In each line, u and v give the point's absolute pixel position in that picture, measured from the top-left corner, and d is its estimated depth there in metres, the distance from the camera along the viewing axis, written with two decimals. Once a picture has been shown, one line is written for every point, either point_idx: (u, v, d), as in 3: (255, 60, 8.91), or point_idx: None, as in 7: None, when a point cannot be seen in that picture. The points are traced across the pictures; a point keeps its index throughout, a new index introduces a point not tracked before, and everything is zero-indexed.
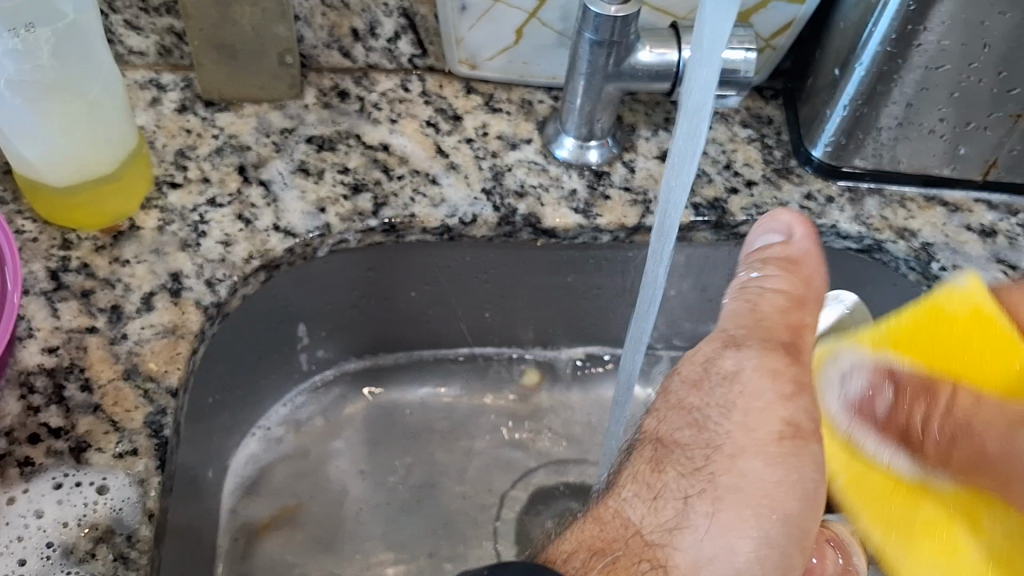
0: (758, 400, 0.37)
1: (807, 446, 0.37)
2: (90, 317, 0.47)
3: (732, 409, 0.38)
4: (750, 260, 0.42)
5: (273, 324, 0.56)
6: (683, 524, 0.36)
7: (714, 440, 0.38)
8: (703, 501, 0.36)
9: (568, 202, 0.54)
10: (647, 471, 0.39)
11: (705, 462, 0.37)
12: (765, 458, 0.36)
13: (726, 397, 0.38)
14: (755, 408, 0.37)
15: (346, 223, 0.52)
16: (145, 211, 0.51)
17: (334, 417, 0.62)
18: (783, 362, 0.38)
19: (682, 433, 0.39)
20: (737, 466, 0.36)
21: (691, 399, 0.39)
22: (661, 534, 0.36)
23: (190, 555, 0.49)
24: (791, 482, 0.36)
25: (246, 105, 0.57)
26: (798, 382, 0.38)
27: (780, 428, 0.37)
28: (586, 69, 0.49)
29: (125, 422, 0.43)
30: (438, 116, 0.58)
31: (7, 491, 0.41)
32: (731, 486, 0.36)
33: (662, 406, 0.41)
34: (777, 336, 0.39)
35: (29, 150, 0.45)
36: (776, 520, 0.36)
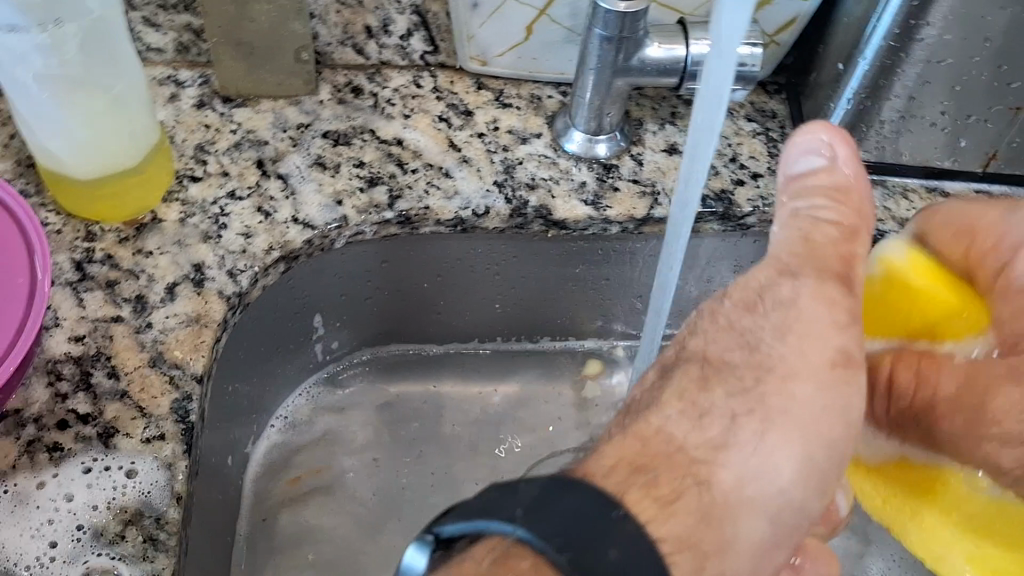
0: (815, 326, 0.36)
1: (858, 376, 0.36)
2: (115, 308, 0.48)
3: (788, 333, 0.36)
4: (793, 187, 0.39)
5: (289, 315, 0.57)
6: (730, 443, 0.34)
7: (766, 360, 0.36)
8: (751, 421, 0.35)
9: (578, 194, 0.55)
10: (690, 391, 0.36)
11: (755, 383, 0.35)
12: (818, 386, 0.36)
13: (783, 320, 0.36)
14: (812, 333, 0.36)
15: (363, 215, 0.54)
16: (167, 204, 0.52)
17: (348, 407, 0.64)
18: (841, 292, 0.37)
19: (732, 353, 0.36)
20: (788, 389, 0.35)
21: (742, 322, 0.37)
22: (705, 450, 0.34)
23: (212, 539, 0.50)
24: (838, 408, 0.36)
25: (262, 101, 0.58)
26: (853, 314, 0.37)
27: (834, 355, 0.36)
28: (596, 65, 0.51)
29: (152, 408, 0.45)
30: (450, 112, 0.59)
31: (37, 476, 0.42)
32: (781, 408, 0.35)
33: (708, 326, 0.38)
34: (832, 267, 0.37)
35: (54, 142, 0.46)
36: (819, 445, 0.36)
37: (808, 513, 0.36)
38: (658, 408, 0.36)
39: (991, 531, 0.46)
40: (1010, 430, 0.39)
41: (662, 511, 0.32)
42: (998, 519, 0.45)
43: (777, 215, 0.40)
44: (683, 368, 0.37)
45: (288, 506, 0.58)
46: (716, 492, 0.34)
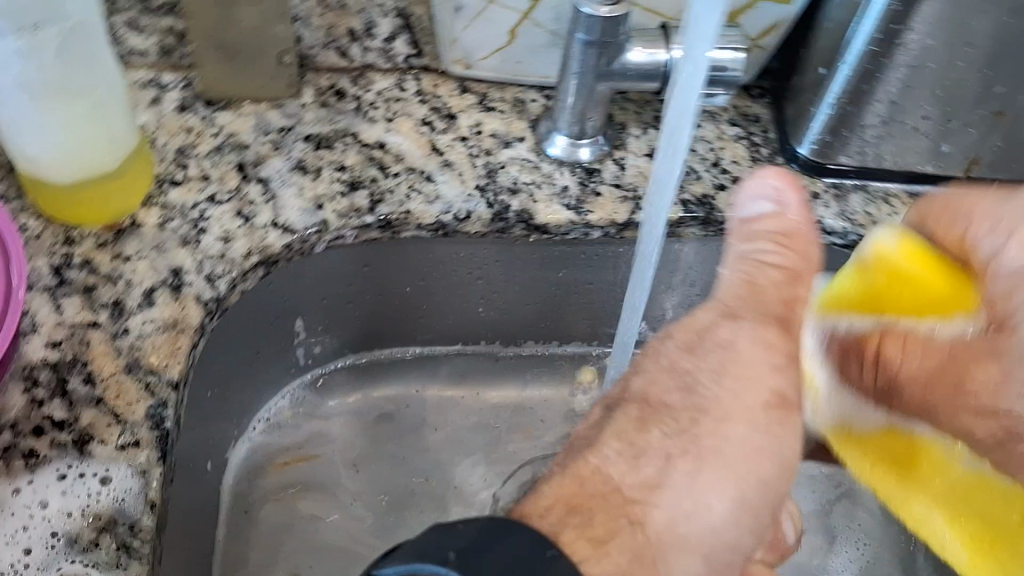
0: (751, 368, 0.37)
1: (790, 416, 0.37)
2: (92, 313, 0.48)
3: (724, 374, 0.37)
4: (740, 230, 0.39)
5: (271, 320, 0.57)
6: (664, 483, 0.36)
7: (704, 404, 0.37)
8: (684, 461, 0.36)
9: (560, 198, 0.54)
10: (630, 433, 0.37)
11: (691, 425, 0.37)
12: (752, 427, 0.37)
13: (719, 361, 0.37)
14: (747, 375, 0.37)
15: (343, 219, 0.53)
16: (146, 208, 0.52)
17: (330, 412, 0.64)
18: (777, 334, 0.38)
19: (670, 395, 0.37)
20: (723, 431, 0.36)
21: (682, 362, 0.38)
22: (639, 490, 0.35)
23: (190, 544, 0.50)
24: (770, 449, 0.37)
25: (245, 105, 0.58)
26: (791, 356, 0.37)
27: (767, 398, 0.37)
28: (578, 69, 0.51)
29: (128, 414, 0.44)
30: (433, 115, 0.59)
31: (12, 483, 0.42)
32: (713, 450, 0.36)
33: (649, 365, 0.39)
34: (773, 310, 0.38)
35: (34, 148, 0.46)
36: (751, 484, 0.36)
37: (742, 551, 0.37)
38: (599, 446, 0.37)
39: (971, 506, 0.45)
40: (992, 412, 0.38)
41: (595, 552, 0.33)
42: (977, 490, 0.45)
43: (725, 258, 0.40)
44: (625, 408, 0.38)
45: (270, 510, 0.58)
46: (650, 532, 0.35)
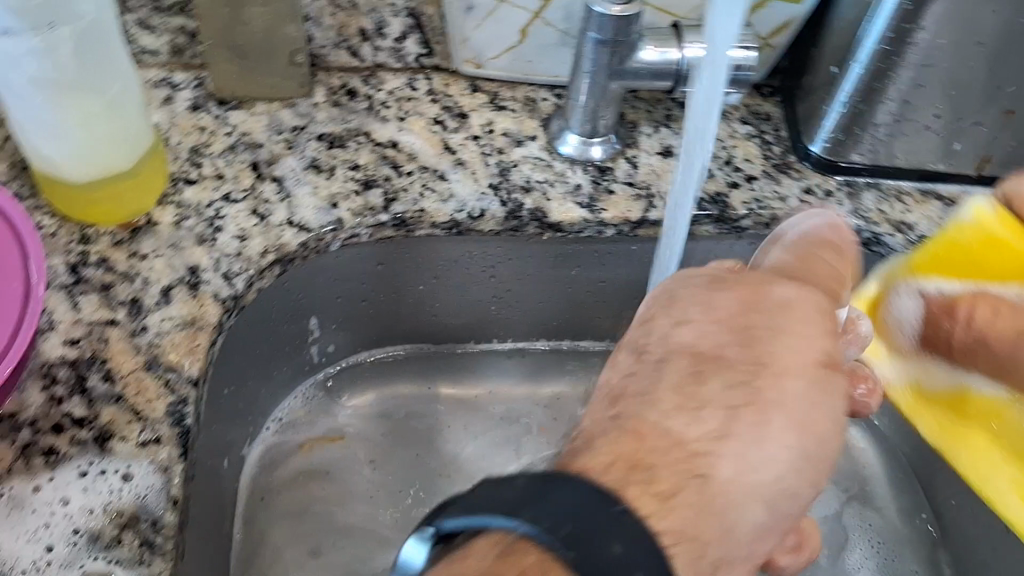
0: (806, 327, 0.38)
1: (839, 376, 0.38)
2: (110, 310, 0.48)
3: (782, 331, 0.38)
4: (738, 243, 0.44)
5: (286, 318, 0.57)
6: (729, 433, 0.36)
7: (763, 357, 0.37)
8: (750, 413, 0.36)
9: (573, 197, 0.55)
10: (686, 384, 0.37)
11: (751, 377, 0.37)
12: (809, 382, 0.37)
13: (776, 320, 0.38)
14: (804, 334, 0.38)
15: (358, 218, 0.53)
16: (162, 207, 0.52)
17: (342, 411, 0.64)
18: (823, 300, 0.39)
19: (727, 347, 0.38)
20: (783, 385, 0.37)
21: (721, 318, 0.39)
22: (705, 443, 0.36)
23: (208, 541, 0.50)
24: (824, 405, 0.38)
25: (258, 104, 0.58)
26: (832, 318, 0.39)
27: (820, 357, 0.38)
28: (590, 68, 0.51)
29: (148, 412, 0.44)
30: (445, 114, 0.59)
31: (33, 480, 0.42)
32: (777, 402, 0.37)
33: (699, 316, 0.39)
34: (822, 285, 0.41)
35: (49, 146, 0.46)
36: (811, 435, 0.37)
37: (799, 503, 0.38)
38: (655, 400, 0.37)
39: None
40: None
41: (663, 506, 0.34)
42: None
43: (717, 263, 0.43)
44: (677, 361, 0.38)
45: (284, 508, 0.58)
46: (715, 486, 0.35)
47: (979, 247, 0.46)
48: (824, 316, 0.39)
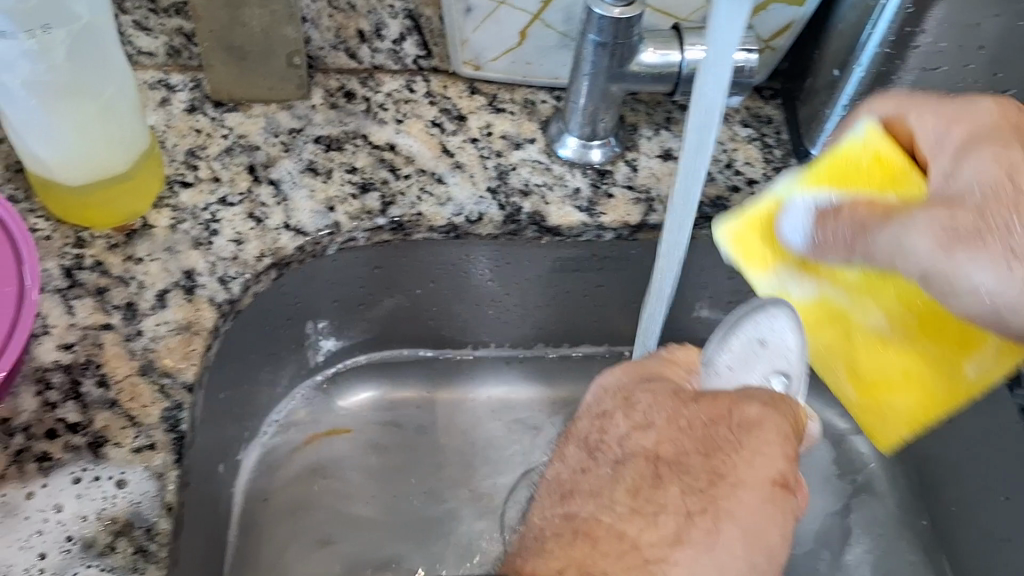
0: (769, 445, 0.41)
1: (792, 497, 0.40)
2: (105, 314, 0.47)
3: (742, 447, 0.41)
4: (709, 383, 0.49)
5: (282, 321, 0.57)
6: (682, 540, 0.38)
7: (719, 468, 0.40)
8: (702, 519, 0.38)
9: (572, 200, 0.54)
10: (641, 487, 0.40)
11: (708, 484, 0.40)
12: (763, 495, 0.39)
13: (733, 437, 0.41)
14: (759, 450, 0.41)
15: (355, 222, 0.53)
16: (157, 210, 0.52)
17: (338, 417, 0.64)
18: (780, 419, 0.42)
19: (684, 453, 0.41)
20: (737, 495, 0.39)
21: (670, 427, 0.43)
22: (660, 547, 0.38)
23: (204, 547, 0.50)
24: (777, 522, 0.39)
25: (256, 105, 0.58)
26: (790, 437, 0.41)
27: (777, 474, 0.40)
28: (589, 71, 0.50)
29: (142, 417, 0.44)
30: (443, 117, 0.58)
31: (25, 487, 0.42)
32: (729, 511, 0.39)
33: (636, 416, 0.44)
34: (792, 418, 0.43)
35: (43, 149, 0.45)
36: (761, 551, 0.39)
37: None
38: (609, 503, 0.40)
39: (882, 377, 0.45)
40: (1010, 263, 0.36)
41: None
42: (913, 377, 0.44)
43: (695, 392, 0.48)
44: (632, 465, 0.42)
45: (280, 512, 0.58)
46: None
47: (868, 166, 0.43)
48: (788, 438, 0.41)
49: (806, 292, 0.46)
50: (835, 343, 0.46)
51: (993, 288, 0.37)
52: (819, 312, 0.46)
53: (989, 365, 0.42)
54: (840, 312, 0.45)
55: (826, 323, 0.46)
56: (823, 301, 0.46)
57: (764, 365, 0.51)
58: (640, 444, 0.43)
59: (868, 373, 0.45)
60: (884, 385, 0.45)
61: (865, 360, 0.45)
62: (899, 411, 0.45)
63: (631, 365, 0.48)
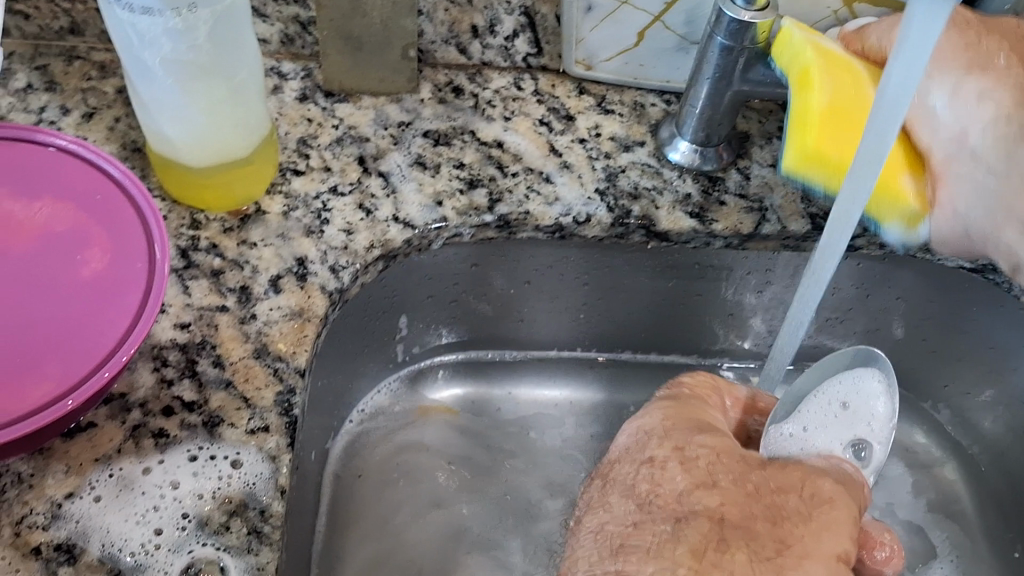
0: (839, 525, 0.41)
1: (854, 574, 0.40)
2: (220, 296, 0.48)
3: (810, 521, 0.40)
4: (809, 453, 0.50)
5: (378, 313, 0.57)
6: None
7: (787, 539, 0.40)
8: None
9: (682, 205, 0.54)
10: (706, 550, 0.39)
11: (777, 554, 0.39)
12: (829, 567, 0.39)
13: (804, 509, 0.41)
14: (829, 527, 0.40)
15: (462, 217, 0.53)
16: (270, 196, 0.52)
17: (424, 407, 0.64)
18: (845, 505, 0.42)
19: (752, 518, 0.40)
20: (804, 566, 0.39)
21: (740, 488, 0.42)
22: None
23: (297, 532, 0.50)
24: None
25: (364, 97, 0.58)
26: (852, 520, 0.41)
27: (842, 552, 0.40)
28: (712, 74, 0.50)
29: (257, 400, 0.45)
30: (551, 116, 0.58)
31: (143, 462, 0.42)
32: None
33: (700, 469, 0.43)
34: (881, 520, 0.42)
35: (172, 128, 0.46)
36: None
37: None
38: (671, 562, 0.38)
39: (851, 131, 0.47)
40: (981, 58, 0.46)
41: None
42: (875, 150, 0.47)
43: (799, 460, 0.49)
44: (696, 522, 0.40)
45: (365, 503, 0.58)
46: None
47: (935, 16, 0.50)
48: (855, 521, 0.41)
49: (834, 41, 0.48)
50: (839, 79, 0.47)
51: (948, 88, 0.46)
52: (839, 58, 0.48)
53: (919, 188, 0.47)
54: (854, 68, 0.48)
55: (843, 67, 0.48)
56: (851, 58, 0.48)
57: (836, 430, 0.52)
58: (704, 502, 0.41)
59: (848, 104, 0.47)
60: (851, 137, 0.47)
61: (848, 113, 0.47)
62: (845, 144, 0.47)
63: (673, 412, 0.47)
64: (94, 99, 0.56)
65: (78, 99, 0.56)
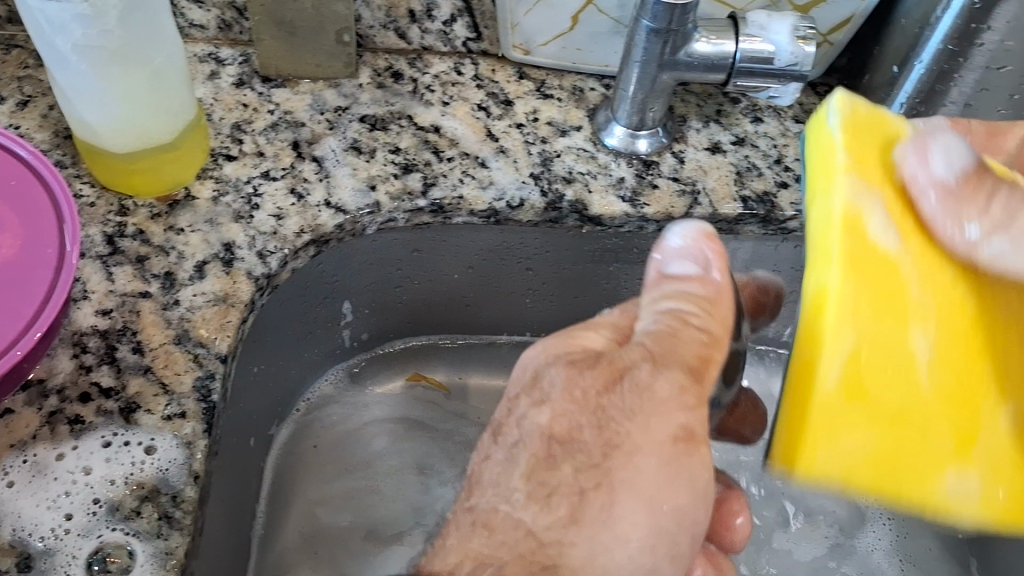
0: (663, 406, 0.37)
1: (698, 450, 0.38)
2: (144, 283, 0.48)
3: (637, 412, 0.37)
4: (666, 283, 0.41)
5: (319, 300, 0.57)
6: (578, 520, 0.36)
7: (615, 438, 0.37)
8: (598, 496, 0.37)
9: (616, 189, 0.54)
10: (538, 469, 0.37)
11: (602, 458, 0.37)
12: (662, 457, 0.37)
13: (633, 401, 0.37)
14: (658, 411, 0.37)
15: (395, 202, 0.53)
16: (200, 181, 0.52)
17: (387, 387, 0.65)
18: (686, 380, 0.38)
19: (583, 431, 0.38)
20: (634, 463, 0.37)
21: (594, 399, 0.38)
22: (555, 532, 0.36)
23: (232, 515, 0.50)
24: (682, 478, 0.37)
25: (302, 83, 0.57)
26: (702, 397, 0.38)
27: (677, 432, 0.37)
28: (640, 58, 0.50)
29: (175, 385, 0.44)
30: (489, 101, 0.58)
31: (57, 447, 0.42)
32: (625, 481, 0.37)
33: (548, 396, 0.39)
34: (685, 356, 0.38)
35: (92, 113, 0.45)
36: (667, 510, 0.37)
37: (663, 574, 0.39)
38: (509, 491, 0.38)
39: (868, 404, 0.35)
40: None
41: None
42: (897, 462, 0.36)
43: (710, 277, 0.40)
44: (529, 444, 0.38)
45: (307, 490, 0.58)
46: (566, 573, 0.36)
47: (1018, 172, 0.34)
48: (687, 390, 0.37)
49: (875, 234, 0.36)
50: (854, 365, 0.35)
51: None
52: (868, 267, 0.35)
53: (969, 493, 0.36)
54: (884, 269, 0.36)
55: (868, 302, 0.35)
56: (881, 279, 0.35)
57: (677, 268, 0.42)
58: (537, 421, 0.38)
59: (887, 287, 0.36)
60: (881, 434, 0.35)
61: (876, 400, 0.35)
62: (853, 451, 0.35)
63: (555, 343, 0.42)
64: (30, 87, 0.56)
65: (14, 87, 0.56)
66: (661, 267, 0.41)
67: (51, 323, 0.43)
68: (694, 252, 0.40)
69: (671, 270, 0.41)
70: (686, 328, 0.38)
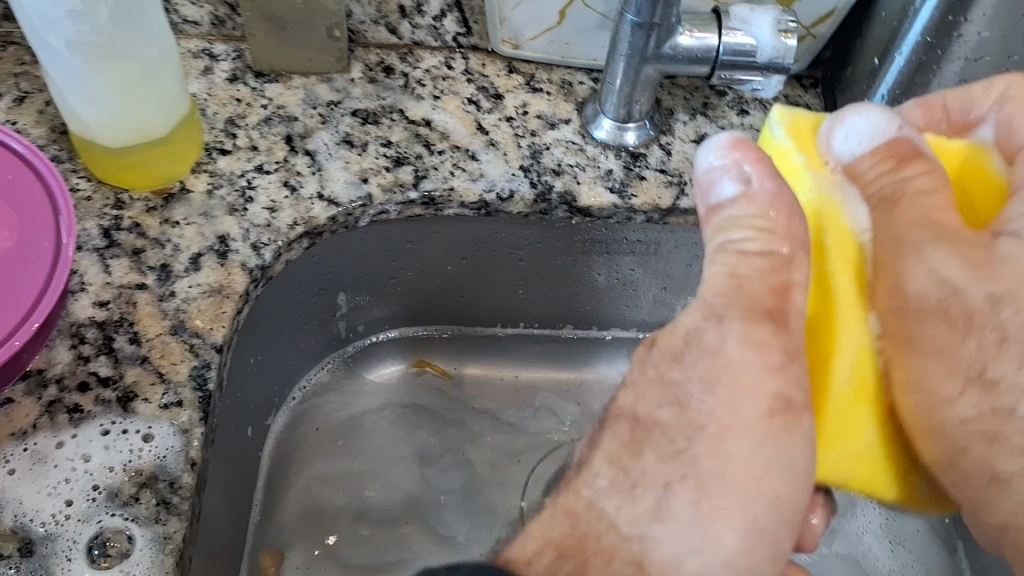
0: (746, 375, 0.37)
1: (797, 422, 0.37)
2: (140, 275, 0.49)
3: (716, 386, 0.38)
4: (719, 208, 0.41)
5: (315, 291, 0.58)
6: (663, 514, 0.38)
7: (697, 420, 0.39)
8: (683, 488, 0.38)
9: (604, 181, 0.55)
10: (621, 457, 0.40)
11: (684, 445, 0.39)
12: (754, 441, 0.37)
13: (709, 372, 0.38)
14: (738, 384, 0.38)
15: (387, 194, 0.54)
16: (195, 175, 0.53)
17: (386, 372, 0.66)
18: (770, 334, 0.37)
19: (662, 412, 0.40)
20: (720, 448, 0.38)
21: (670, 373, 0.40)
22: (636, 526, 0.38)
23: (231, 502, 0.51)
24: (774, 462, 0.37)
25: (295, 78, 0.58)
26: (788, 352, 0.37)
27: (769, 404, 0.37)
28: (626, 51, 0.50)
29: (171, 374, 0.45)
30: (479, 95, 0.59)
31: (57, 436, 0.43)
32: (713, 471, 0.38)
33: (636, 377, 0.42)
34: (762, 302, 0.38)
35: (85, 108, 0.46)
36: (762, 502, 0.37)
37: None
38: (592, 478, 0.41)
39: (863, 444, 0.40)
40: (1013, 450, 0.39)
41: None
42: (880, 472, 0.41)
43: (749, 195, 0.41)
44: (613, 428, 0.41)
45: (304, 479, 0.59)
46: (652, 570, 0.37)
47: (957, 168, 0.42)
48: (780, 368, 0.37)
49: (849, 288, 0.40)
50: (852, 418, 0.40)
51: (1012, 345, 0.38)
52: (862, 396, 0.40)
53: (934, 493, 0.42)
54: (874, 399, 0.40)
55: (855, 377, 0.39)
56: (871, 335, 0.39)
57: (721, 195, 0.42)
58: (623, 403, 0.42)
59: (860, 348, 0.39)
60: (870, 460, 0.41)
61: (864, 438, 0.40)
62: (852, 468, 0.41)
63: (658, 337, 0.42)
64: (26, 84, 0.56)
65: (10, 84, 0.56)
66: (705, 200, 0.41)
67: (47, 315, 0.44)
68: (735, 167, 0.40)
69: (721, 198, 0.40)
70: (745, 263, 0.39)
